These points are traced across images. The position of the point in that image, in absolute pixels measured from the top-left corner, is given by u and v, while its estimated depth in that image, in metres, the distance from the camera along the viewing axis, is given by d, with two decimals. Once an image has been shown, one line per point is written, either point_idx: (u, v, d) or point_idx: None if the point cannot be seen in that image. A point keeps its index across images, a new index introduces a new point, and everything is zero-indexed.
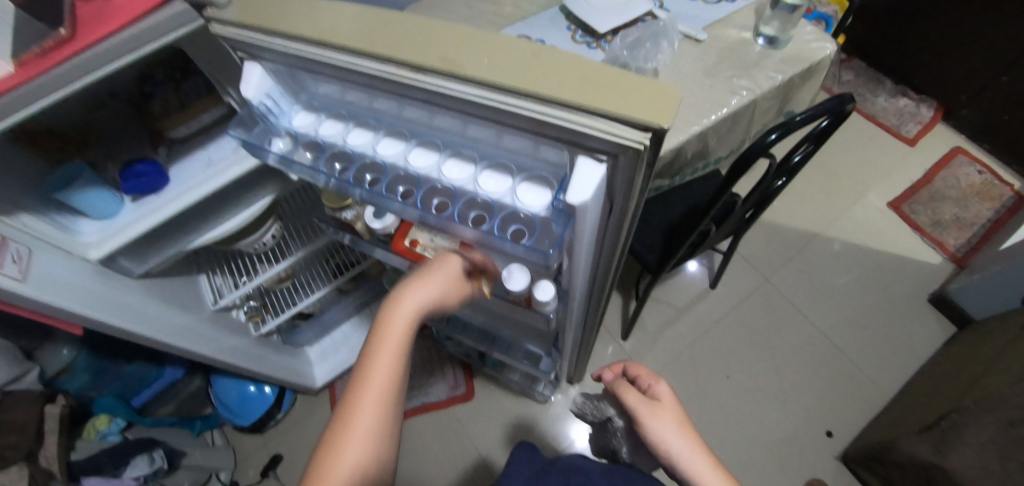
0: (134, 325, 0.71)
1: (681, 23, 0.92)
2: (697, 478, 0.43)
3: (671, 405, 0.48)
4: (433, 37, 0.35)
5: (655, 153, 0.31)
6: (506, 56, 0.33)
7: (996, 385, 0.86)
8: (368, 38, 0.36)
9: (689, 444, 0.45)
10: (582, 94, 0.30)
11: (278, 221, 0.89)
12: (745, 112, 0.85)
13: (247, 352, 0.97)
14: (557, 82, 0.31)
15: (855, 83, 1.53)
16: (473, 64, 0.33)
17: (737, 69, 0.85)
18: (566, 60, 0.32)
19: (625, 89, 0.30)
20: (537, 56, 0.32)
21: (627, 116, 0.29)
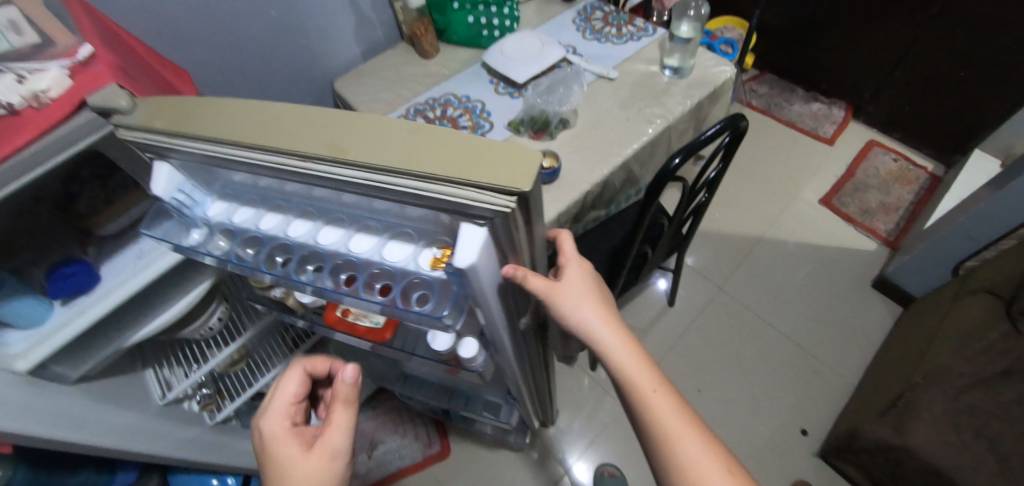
0: (75, 435, 0.67)
1: (593, 64, 0.99)
2: (591, 339, 0.46)
3: (577, 284, 0.46)
4: (321, 126, 0.37)
5: (526, 210, 0.34)
6: (387, 138, 0.35)
7: (940, 357, 0.91)
8: (261, 131, 0.38)
9: (595, 312, 0.46)
10: (452, 166, 0.33)
11: (225, 301, 0.88)
12: (664, 137, 0.91)
13: (202, 443, 0.92)
14: (431, 157, 0.33)
15: (771, 95, 1.65)
16: (355, 148, 0.35)
17: (650, 100, 0.92)
18: (440, 134, 0.34)
19: (492, 158, 0.33)
20: (414, 134, 0.35)
21: (492, 183, 0.32)
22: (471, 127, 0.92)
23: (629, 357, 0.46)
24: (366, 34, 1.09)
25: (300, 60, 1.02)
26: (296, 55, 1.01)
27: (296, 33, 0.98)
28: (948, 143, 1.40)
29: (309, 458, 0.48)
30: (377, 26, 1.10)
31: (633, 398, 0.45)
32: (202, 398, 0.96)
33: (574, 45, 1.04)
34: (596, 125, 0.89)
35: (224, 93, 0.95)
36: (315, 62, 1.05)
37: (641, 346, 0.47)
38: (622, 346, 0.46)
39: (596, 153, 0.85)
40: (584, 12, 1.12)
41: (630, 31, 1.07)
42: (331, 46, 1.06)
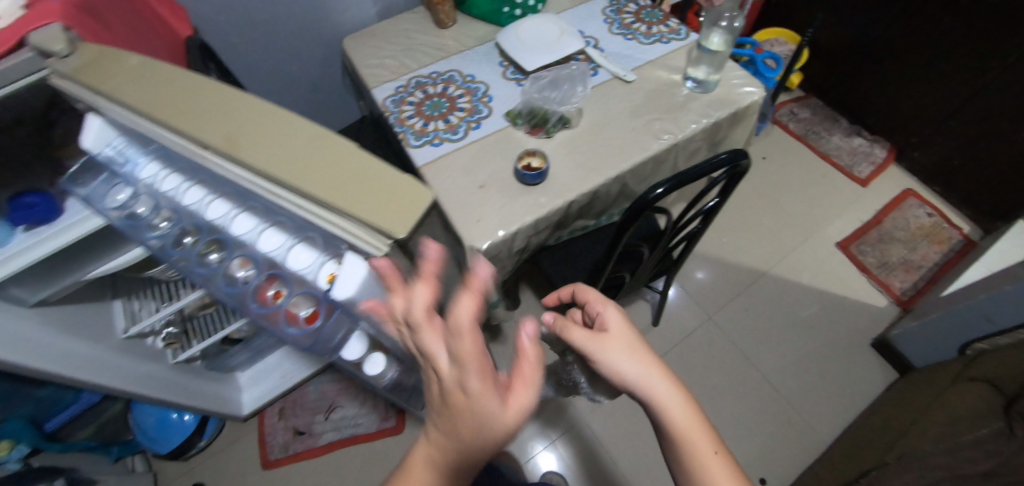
0: (25, 363, 0.64)
1: (611, 63, 0.92)
2: (649, 397, 0.46)
3: (620, 335, 0.49)
4: (237, 119, 0.39)
5: (403, 253, 0.38)
6: (290, 147, 0.37)
7: (920, 440, 0.85)
8: (179, 112, 0.39)
9: (642, 368, 0.47)
10: (339, 194, 0.36)
11: None
12: (670, 156, 0.84)
13: (165, 380, 0.94)
14: (319, 179, 0.36)
15: (811, 121, 1.53)
16: (256, 152, 0.37)
17: (662, 111, 0.85)
18: (337, 153, 0.38)
19: (380, 197, 0.36)
20: (315, 148, 0.37)
21: (374, 223, 0.36)
22: (468, 111, 0.87)
23: (679, 412, 0.45)
24: None
25: (310, 11, 0.98)
26: (306, 5, 0.96)
27: None
28: (992, 207, 1.29)
29: (509, 416, 0.33)
30: None
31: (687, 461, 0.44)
32: (167, 336, 0.97)
33: (597, 37, 0.97)
34: (598, 131, 0.82)
35: (226, 34, 0.92)
36: (326, 15, 1.00)
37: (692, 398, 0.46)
38: (681, 404, 0.46)
39: (591, 160, 0.79)
40: (617, 2, 1.03)
41: (660, 32, 0.99)
42: (345, 1, 1.00)
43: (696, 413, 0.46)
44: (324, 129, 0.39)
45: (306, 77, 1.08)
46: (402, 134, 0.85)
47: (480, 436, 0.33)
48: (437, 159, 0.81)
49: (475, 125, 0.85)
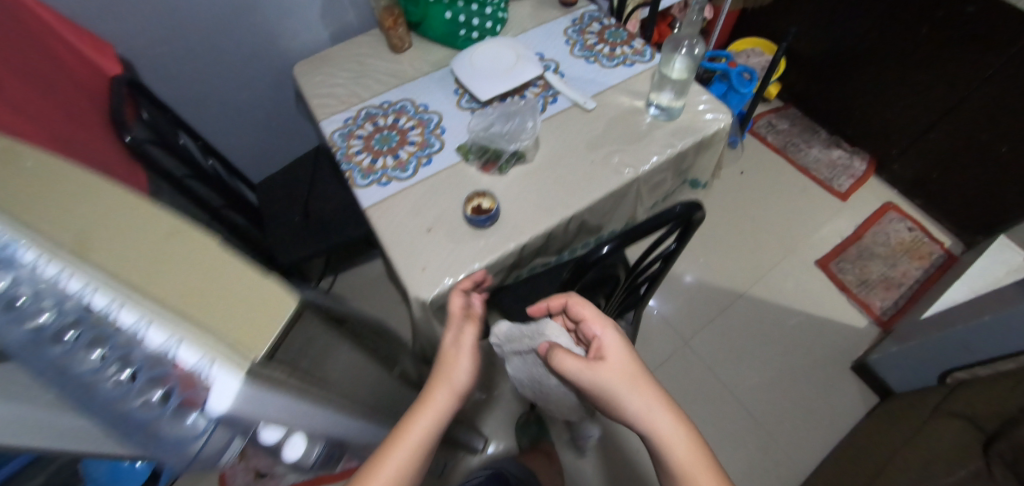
0: None
1: (571, 89, 0.88)
2: (649, 428, 0.49)
3: (618, 366, 0.52)
4: (78, 216, 0.34)
5: (271, 366, 0.34)
6: (141, 249, 0.35)
7: (898, 481, 0.81)
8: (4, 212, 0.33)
9: (645, 403, 0.50)
10: (195, 302, 0.34)
11: None
12: (631, 190, 0.80)
13: None
14: (170, 281, 0.34)
15: (790, 132, 1.50)
16: (102, 252, 0.33)
17: (621, 142, 0.81)
18: (202, 267, 0.36)
19: (237, 305, 0.35)
20: (177, 256, 0.35)
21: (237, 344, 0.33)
22: (419, 145, 0.83)
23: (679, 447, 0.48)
24: (335, 14, 0.98)
25: (255, 38, 0.93)
26: (250, 32, 0.91)
27: (250, 9, 0.88)
28: (973, 220, 1.25)
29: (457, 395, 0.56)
30: (348, 8, 0.98)
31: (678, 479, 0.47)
32: None
33: (557, 61, 0.92)
34: (554, 166, 0.78)
35: (163, 66, 0.87)
36: (273, 42, 0.95)
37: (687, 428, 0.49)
38: (682, 437, 0.48)
39: (546, 198, 0.75)
40: (579, 22, 0.99)
41: (624, 53, 0.95)
42: (293, 26, 0.95)
43: (697, 447, 0.48)
44: (186, 227, 0.38)
45: (257, 105, 1.03)
46: (349, 172, 0.81)
47: (455, 384, 0.56)
48: (383, 200, 0.77)
49: (426, 160, 0.81)
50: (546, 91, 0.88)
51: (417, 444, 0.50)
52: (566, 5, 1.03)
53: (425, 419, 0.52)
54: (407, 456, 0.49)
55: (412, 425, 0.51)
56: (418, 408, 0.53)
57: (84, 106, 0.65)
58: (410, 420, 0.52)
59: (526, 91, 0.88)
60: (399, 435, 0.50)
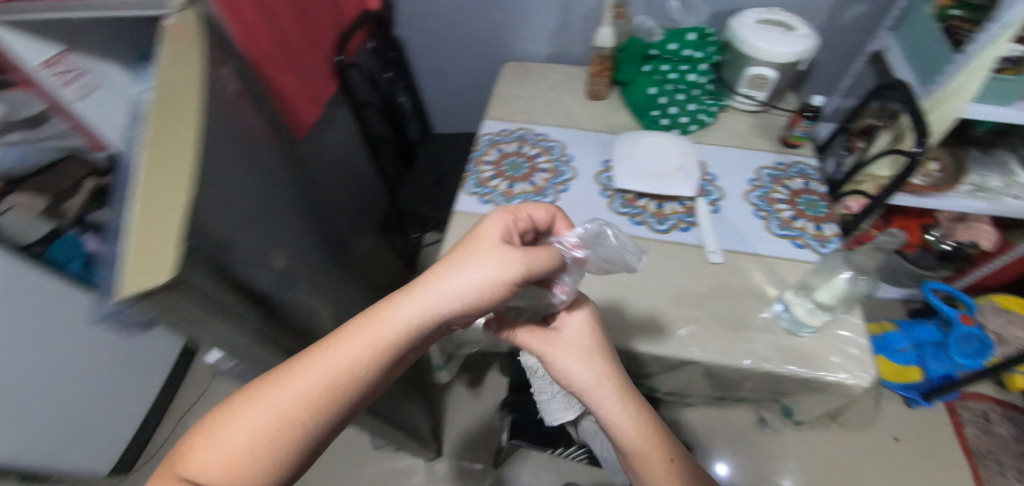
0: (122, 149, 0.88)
1: (712, 229, 0.79)
2: (596, 398, 0.52)
3: (571, 336, 0.54)
4: (171, 104, 0.39)
5: (157, 309, 0.34)
6: (168, 149, 0.38)
7: None
8: (173, 86, 0.40)
9: (596, 374, 0.52)
10: (149, 215, 0.35)
11: None
12: (686, 367, 0.69)
13: None
14: (157, 191, 0.36)
15: (1004, 443, 1.09)
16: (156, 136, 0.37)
17: (710, 312, 0.71)
18: (169, 187, 0.36)
19: (151, 245, 0.34)
20: (162, 171, 0.37)
21: (125, 266, 0.33)
22: (536, 189, 0.84)
23: (632, 433, 0.52)
24: (564, 40, 1.04)
25: (491, 28, 1.05)
26: (490, 22, 1.04)
27: (498, 4, 1.00)
28: None
29: (355, 344, 0.42)
30: (577, 40, 1.03)
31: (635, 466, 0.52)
32: None
33: (723, 194, 0.83)
34: (627, 290, 0.72)
35: (417, 16, 1.05)
36: (502, 36, 1.06)
37: (648, 417, 0.53)
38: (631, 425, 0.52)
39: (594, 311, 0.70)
40: (782, 169, 0.87)
41: (803, 229, 0.80)
42: (525, 34, 1.05)
43: (644, 429, 0.52)
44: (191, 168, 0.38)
45: (465, 77, 1.17)
46: (468, 174, 0.87)
47: (378, 334, 0.42)
48: (472, 214, 0.81)
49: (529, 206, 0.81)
50: (687, 215, 0.81)
51: (295, 394, 0.40)
52: (784, 144, 0.90)
53: (349, 348, 0.42)
54: (319, 386, 0.41)
55: (289, 374, 0.41)
56: (308, 354, 0.42)
57: (325, 25, 0.84)
58: (286, 372, 0.42)
59: (668, 202, 0.82)
60: (276, 378, 0.41)
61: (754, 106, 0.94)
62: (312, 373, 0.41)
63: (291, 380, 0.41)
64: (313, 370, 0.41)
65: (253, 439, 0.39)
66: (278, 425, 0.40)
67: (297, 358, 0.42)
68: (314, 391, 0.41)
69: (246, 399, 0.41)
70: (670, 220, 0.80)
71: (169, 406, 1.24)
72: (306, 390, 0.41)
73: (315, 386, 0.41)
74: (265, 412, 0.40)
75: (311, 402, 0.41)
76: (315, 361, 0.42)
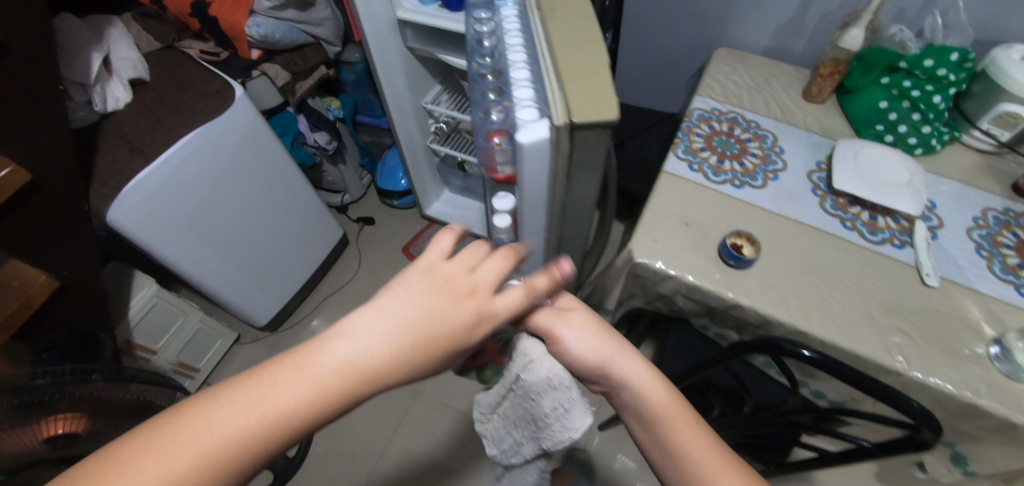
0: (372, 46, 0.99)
1: (928, 253, 0.76)
2: (621, 367, 0.54)
3: (580, 312, 0.57)
4: (572, 20, 0.61)
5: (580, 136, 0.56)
6: (578, 46, 0.59)
7: None
8: (568, 10, 0.62)
9: (613, 345, 0.55)
10: (583, 84, 0.56)
11: (445, 90, 1.26)
12: (882, 375, 0.68)
13: (412, 142, 1.25)
14: (578, 70, 0.57)
15: None
16: (565, 40, 0.59)
17: (917, 332, 0.69)
18: (593, 71, 0.57)
19: (592, 100, 0.55)
20: (585, 60, 0.58)
21: (569, 103, 0.55)
22: (746, 171, 0.85)
23: (657, 392, 0.53)
24: (788, 37, 1.03)
25: (714, 11, 1.06)
26: (717, 4, 1.05)
27: None
28: None
29: (310, 369, 0.37)
30: (803, 39, 1.02)
31: (663, 431, 0.52)
32: (439, 127, 1.30)
33: (943, 222, 0.80)
34: (833, 286, 0.72)
35: None
36: (722, 20, 1.07)
37: (673, 383, 0.54)
38: (658, 386, 0.53)
39: (797, 297, 0.71)
40: (1012, 215, 0.81)
41: None
42: (748, 22, 1.05)
43: (666, 387, 0.54)
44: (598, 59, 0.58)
45: (666, 54, 1.20)
46: (678, 140, 0.90)
47: (322, 368, 0.37)
48: (679, 176, 0.84)
49: (738, 184, 0.83)
50: (901, 233, 0.78)
51: (219, 425, 0.35)
52: (1016, 190, 0.85)
53: (293, 384, 0.37)
54: (254, 425, 0.35)
55: (210, 410, 0.35)
56: (235, 385, 0.37)
57: None
58: (201, 409, 0.35)
59: (882, 216, 0.80)
60: (188, 417, 0.35)
61: (989, 144, 0.88)
62: (239, 406, 0.36)
63: (212, 415, 0.35)
64: (243, 406, 0.36)
65: (168, 483, 0.33)
66: (189, 470, 0.33)
67: (202, 402, 0.36)
68: (244, 423, 0.35)
69: (141, 450, 0.34)
70: (883, 234, 0.78)
71: (317, 287, 1.39)
72: (234, 426, 0.35)
73: (252, 415, 0.35)
74: (189, 451, 0.34)
75: (218, 459, 0.34)
76: (245, 393, 0.36)
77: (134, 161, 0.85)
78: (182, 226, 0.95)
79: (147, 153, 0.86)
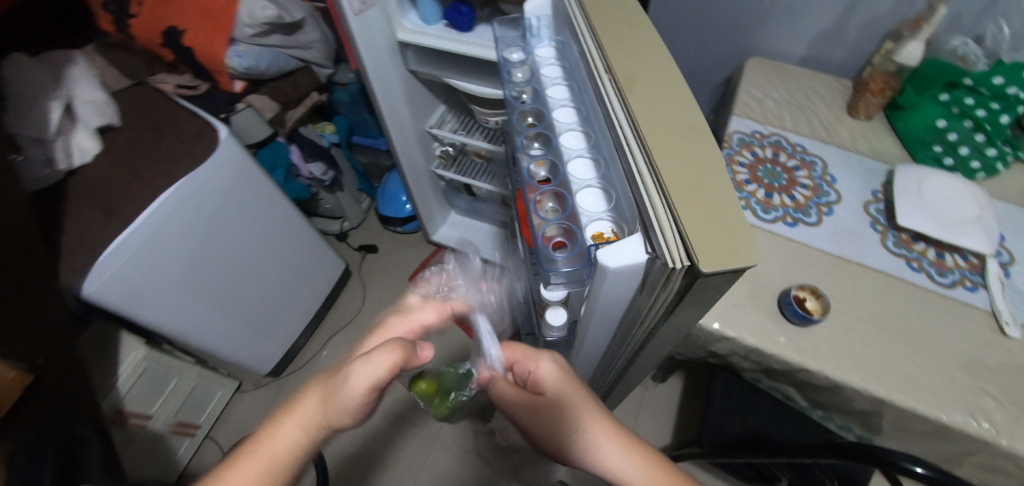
0: (372, 74, 0.88)
1: (1004, 295, 0.69)
2: (595, 458, 0.45)
3: (549, 393, 0.48)
4: (646, 59, 0.37)
5: (685, 287, 0.29)
6: (666, 108, 0.33)
7: None
8: (634, 43, 0.38)
9: (589, 432, 0.45)
10: (684, 180, 0.30)
11: (449, 111, 1.16)
12: (966, 441, 0.61)
13: (417, 168, 1.16)
14: (675, 151, 0.31)
15: None
16: (643, 94, 0.34)
17: (1005, 393, 0.62)
18: (701, 151, 0.31)
19: (715, 217, 0.28)
20: (682, 129, 0.32)
21: (686, 236, 0.28)
22: (797, 204, 0.78)
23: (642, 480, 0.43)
24: (825, 44, 0.94)
25: (744, 16, 0.96)
26: (747, 10, 0.95)
27: None
28: None
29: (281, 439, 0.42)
30: (842, 47, 0.93)
31: None
32: (445, 151, 1.21)
33: (1015, 257, 0.73)
34: (905, 343, 0.65)
35: None
36: (752, 26, 0.97)
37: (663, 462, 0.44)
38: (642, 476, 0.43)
39: (867, 359, 0.64)
40: None
41: None
42: (782, 29, 0.95)
43: (657, 467, 0.44)
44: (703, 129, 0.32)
45: (688, 62, 1.10)
46: None
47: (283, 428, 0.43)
48: None
49: (791, 222, 0.76)
50: (972, 272, 0.72)
51: None
52: None
53: (243, 475, 0.40)
54: None
55: None
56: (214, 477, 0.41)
57: None
58: None
59: (948, 253, 0.73)
60: None
61: None
62: None
63: None
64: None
65: None
66: None
67: None
68: None
69: None
70: (953, 275, 0.72)
71: (322, 323, 1.31)
72: None
73: None
74: None
75: None
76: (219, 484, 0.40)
77: (109, 223, 0.75)
78: (172, 285, 0.86)
79: (122, 211, 0.75)
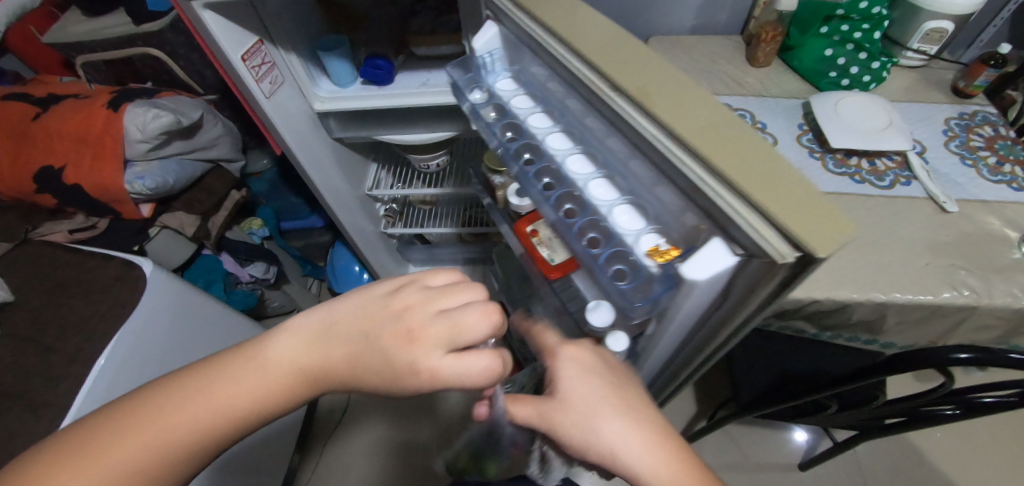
0: (297, 153, 0.81)
1: (932, 180, 0.79)
2: (632, 454, 0.44)
3: (587, 380, 0.48)
4: (643, 69, 0.37)
5: (793, 274, 0.30)
6: (691, 111, 0.34)
7: None
8: (622, 57, 0.38)
9: (625, 422, 0.45)
10: (750, 176, 0.31)
11: (381, 166, 1.10)
12: (959, 314, 0.69)
13: (365, 234, 1.09)
14: (724, 149, 0.32)
15: None
16: (663, 104, 0.35)
17: (969, 261, 0.70)
18: (747, 145, 0.33)
19: (795, 200, 0.30)
20: (719, 129, 0.33)
21: (785, 228, 0.29)
22: None
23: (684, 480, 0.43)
24: (711, 11, 1.02)
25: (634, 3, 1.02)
26: None
27: None
28: None
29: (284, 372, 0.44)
30: (726, 9, 1.01)
31: None
32: (389, 209, 1.15)
33: (925, 146, 0.84)
34: (881, 247, 0.71)
35: None
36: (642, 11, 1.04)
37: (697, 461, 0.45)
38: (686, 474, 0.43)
39: (859, 273, 0.69)
40: (969, 118, 0.87)
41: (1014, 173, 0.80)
42: (671, 6, 1.02)
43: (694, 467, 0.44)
44: (735, 120, 0.34)
45: None
46: None
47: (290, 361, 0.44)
48: None
49: None
50: (901, 170, 0.81)
51: (201, 408, 0.42)
52: (958, 94, 0.91)
53: (248, 384, 0.43)
54: (222, 406, 0.42)
55: (195, 391, 0.43)
56: (221, 369, 0.44)
57: None
58: (187, 388, 0.43)
59: (878, 159, 0.82)
60: (175, 397, 0.42)
61: (922, 60, 0.93)
62: (216, 393, 0.43)
63: (197, 399, 0.42)
64: (225, 393, 0.43)
65: (146, 450, 0.40)
66: (166, 444, 0.41)
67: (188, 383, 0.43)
68: (216, 410, 0.42)
69: (128, 420, 0.41)
70: (889, 176, 0.80)
71: None
72: (209, 409, 0.42)
73: (224, 403, 0.42)
74: (159, 427, 0.41)
75: (193, 429, 0.42)
76: (228, 380, 0.43)
77: (39, 419, 0.61)
78: None
79: (51, 401, 0.62)
